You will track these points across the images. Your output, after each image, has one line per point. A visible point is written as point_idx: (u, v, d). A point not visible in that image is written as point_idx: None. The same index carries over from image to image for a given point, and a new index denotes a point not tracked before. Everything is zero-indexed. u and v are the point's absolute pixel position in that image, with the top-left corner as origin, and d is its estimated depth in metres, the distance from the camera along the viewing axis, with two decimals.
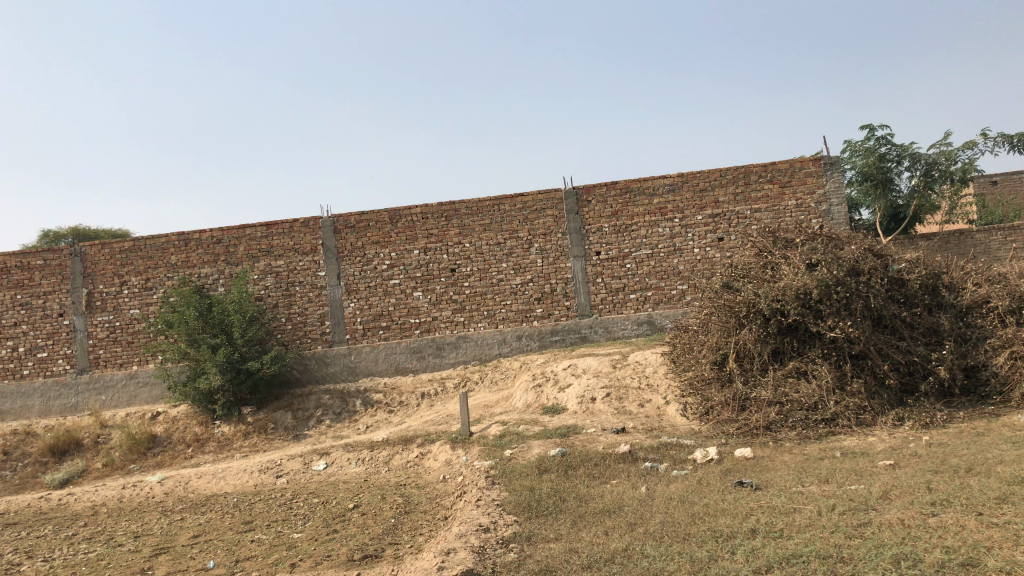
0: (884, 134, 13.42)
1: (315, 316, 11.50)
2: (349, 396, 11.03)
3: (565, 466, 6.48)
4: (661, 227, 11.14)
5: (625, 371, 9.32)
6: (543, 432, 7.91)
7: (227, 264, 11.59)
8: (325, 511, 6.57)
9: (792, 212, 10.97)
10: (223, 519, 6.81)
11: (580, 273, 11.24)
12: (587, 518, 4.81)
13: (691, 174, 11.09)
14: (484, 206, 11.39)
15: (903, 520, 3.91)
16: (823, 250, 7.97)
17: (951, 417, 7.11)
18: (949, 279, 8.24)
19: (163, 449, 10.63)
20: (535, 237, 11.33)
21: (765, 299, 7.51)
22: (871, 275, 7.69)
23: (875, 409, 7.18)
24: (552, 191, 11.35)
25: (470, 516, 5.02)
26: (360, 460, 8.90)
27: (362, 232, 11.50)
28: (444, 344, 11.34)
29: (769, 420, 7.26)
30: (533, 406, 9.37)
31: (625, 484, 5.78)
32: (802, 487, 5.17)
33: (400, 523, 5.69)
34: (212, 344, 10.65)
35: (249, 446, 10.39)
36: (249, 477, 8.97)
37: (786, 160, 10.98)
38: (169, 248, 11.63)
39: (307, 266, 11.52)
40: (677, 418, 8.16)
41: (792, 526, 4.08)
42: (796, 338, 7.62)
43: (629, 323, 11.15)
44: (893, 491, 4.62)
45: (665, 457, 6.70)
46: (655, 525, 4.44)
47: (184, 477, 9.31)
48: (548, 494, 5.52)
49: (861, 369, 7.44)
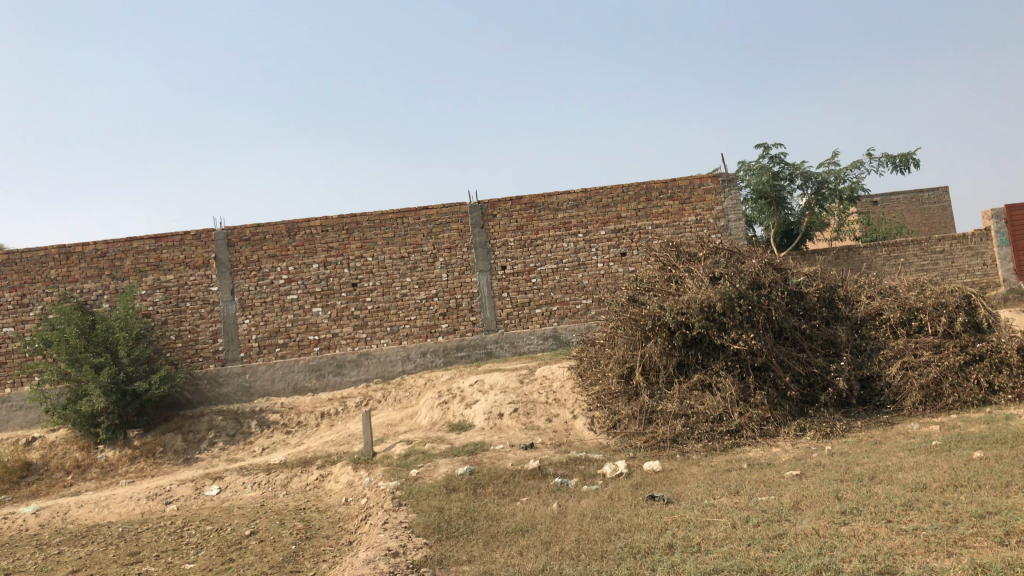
0: (777, 152, 13.82)
1: (208, 333, 10.98)
2: (244, 417, 10.54)
3: (473, 485, 6.30)
4: (566, 242, 11.13)
5: (532, 386, 9.21)
6: (449, 450, 7.71)
7: (112, 279, 10.95)
8: (219, 539, 6.18)
9: (692, 228, 11.14)
10: (106, 552, 6.32)
11: (485, 288, 11.11)
12: (499, 538, 4.63)
13: (594, 189, 11.14)
14: (387, 219, 11.15)
15: (818, 529, 3.90)
16: (725, 263, 8.07)
17: (850, 426, 7.27)
18: (844, 292, 8.48)
19: (38, 477, 9.91)
20: (439, 251, 11.15)
21: (670, 312, 7.53)
22: (771, 288, 7.82)
23: (777, 420, 7.28)
24: (456, 205, 11.21)
25: (376, 540, 4.77)
26: (256, 484, 8.48)
27: (258, 246, 11.06)
28: (345, 362, 11.00)
29: (676, 433, 7.26)
30: (439, 424, 9.15)
31: (536, 502, 5.64)
32: (713, 499, 5.14)
33: (301, 550, 5.38)
34: (94, 364, 10.02)
35: (135, 472, 9.78)
36: (136, 505, 8.42)
37: (686, 177, 11.15)
38: (48, 262, 10.91)
39: (198, 281, 10.99)
40: (585, 432, 8.09)
41: (709, 539, 4.02)
42: (700, 351, 7.65)
43: (535, 338, 11.07)
44: (803, 501, 4.62)
45: (575, 472, 6.60)
46: (570, 543, 4.31)
47: (63, 507, 8.67)
48: (457, 514, 5.32)
49: (764, 380, 7.54)
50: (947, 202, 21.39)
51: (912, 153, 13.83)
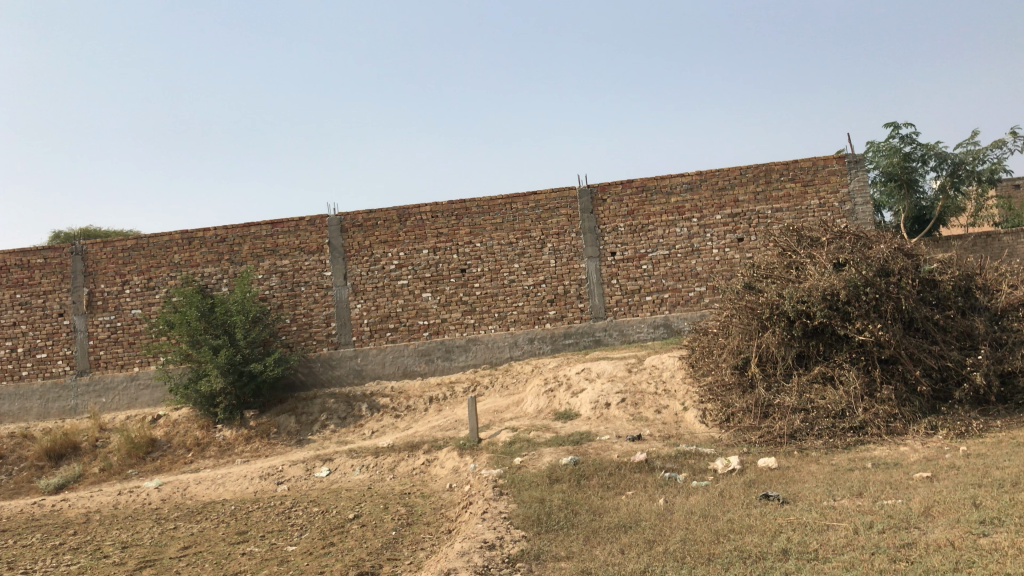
0: (909, 132, 12.97)
1: (321, 317, 11.18)
2: (355, 400, 10.69)
3: (577, 476, 6.12)
4: (678, 227, 10.76)
5: (641, 375, 8.94)
6: (554, 439, 7.54)
7: (231, 263, 11.29)
8: (323, 521, 6.22)
9: (814, 212, 10.56)
10: (217, 529, 6.47)
11: (594, 274, 10.87)
12: (601, 534, 4.43)
13: (710, 172, 10.71)
14: (496, 205, 11.05)
15: (953, 541, 3.52)
16: (851, 249, 7.58)
17: (988, 426, 6.69)
18: (983, 280, 7.82)
19: (162, 454, 10.33)
20: (548, 237, 10.98)
21: (790, 300, 7.13)
22: (901, 276, 7.27)
23: (906, 418, 6.78)
24: (566, 190, 11.00)
25: (473, 531, 4.65)
26: (363, 467, 8.55)
27: (369, 231, 11.17)
28: (454, 347, 11.00)
29: (794, 428, 6.87)
30: (545, 411, 9.00)
31: (642, 496, 5.42)
32: (833, 501, 4.78)
33: (400, 536, 5.33)
34: (214, 345, 10.35)
35: (251, 451, 10.08)
36: (250, 484, 8.64)
37: (808, 158, 10.58)
38: (173, 247, 11.35)
39: (313, 266, 11.20)
40: (696, 425, 7.77)
41: (828, 546, 3.69)
42: (822, 341, 7.21)
43: (645, 326, 10.77)
44: (936, 506, 4.22)
45: (684, 466, 6.33)
46: (674, 543, 4.06)
47: (183, 483, 8.99)
48: (558, 507, 5.15)
49: (891, 375, 7.03)
50: None
51: None
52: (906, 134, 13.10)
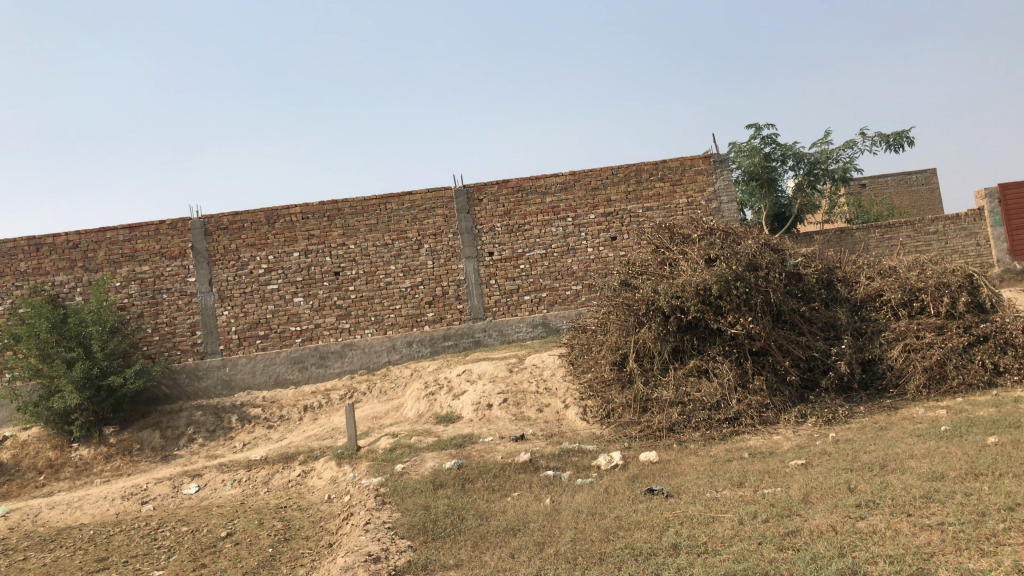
0: (769, 133, 13.53)
1: (185, 326, 10.61)
2: (224, 412, 10.19)
3: (461, 480, 6.00)
4: (554, 226, 10.81)
5: (522, 375, 8.90)
6: (436, 443, 7.38)
7: (85, 271, 10.55)
8: (193, 542, 5.84)
9: (684, 210, 10.83)
10: (73, 558, 5.97)
11: (472, 275, 10.78)
12: (489, 539, 4.32)
13: (583, 172, 10.81)
14: (369, 205, 10.79)
15: (834, 526, 3.59)
16: (721, 244, 7.77)
17: (853, 412, 6.99)
18: (842, 273, 8.19)
19: (9, 478, 9.48)
20: (424, 237, 10.81)
21: (664, 295, 7.22)
22: (769, 270, 7.52)
23: (777, 407, 7.00)
24: (441, 190, 10.85)
25: (355, 543, 4.43)
26: (235, 481, 8.13)
27: (236, 234, 10.68)
28: (329, 353, 10.66)
29: (672, 422, 6.97)
30: (425, 415, 8.83)
31: (528, 497, 5.35)
32: (715, 492, 4.84)
33: (278, 553, 5.05)
34: (66, 358, 9.61)
35: (111, 470, 9.42)
36: (111, 506, 8.07)
37: (677, 158, 10.84)
38: (18, 254, 10.51)
39: (175, 272, 10.61)
40: (578, 422, 7.79)
41: (717, 539, 3.71)
42: (696, 335, 7.35)
43: (524, 325, 10.76)
44: (814, 493, 4.32)
45: (568, 464, 6.30)
46: (565, 545, 3.98)
47: (34, 509, 8.30)
48: (444, 513, 5.00)
49: (762, 366, 7.24)
50: (936, 184, 21.20)
51: (906, 131, 13.60)
52: (766, 135, 13.66)
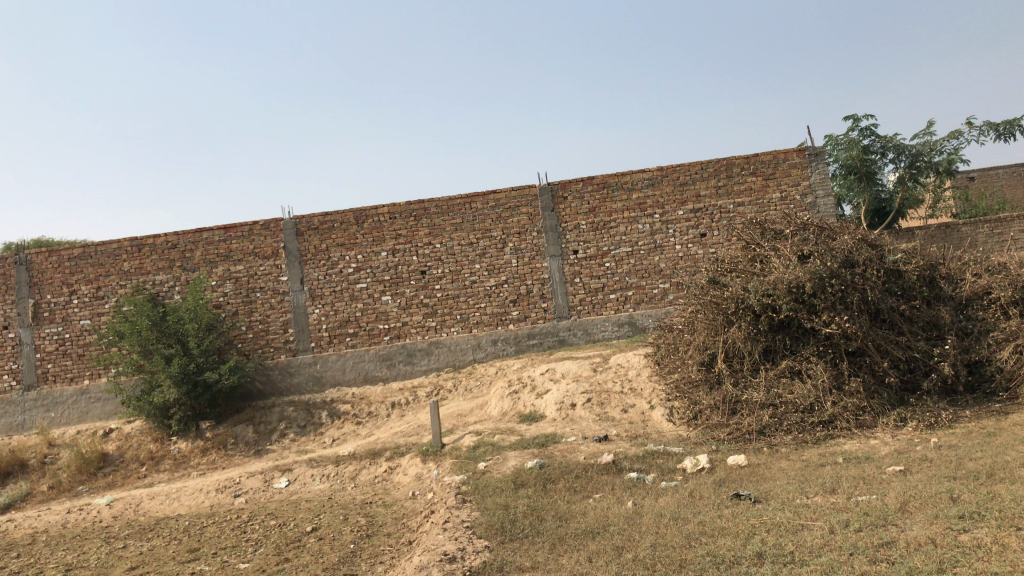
0: (868, 125, 12.98)
1: (278, 324, 10.87)
2: (315, 408, 10.39)
3: (542, 480, 5.92)
4: (640, 223, 10.63)
5: (607, 375, 8.76)
6: (519, 442, 7.33)
7: (183, 270, 10.93)
8: (280, 536, 5.94)
9: (777, 205, 10.48)
10: (167, 547, 6.16)
11: (557, 273, 10.69)
12: (568, 542, 4.23)
13: (671, 168, 10.59)
14: (455, 204, 10.83)
15: (933, 538, 3.36)
16: (815, 240, 7.47)
17: (958, 416, 6.61)
18: (946, 270, 7.76)
19: (114, 469, 9.93)
20: (509, 236, 10.78)
21: (755, 294, 6.99)
22: (866, 267, 7.18)
23: (876, 410, 6.68)
24: (526, 188, 10.80)
25: (433, 542, 4.41)
26: (324, 476, 8.27)
27: (326, 234, 10.87)
28: (416, 351, 10.75)
29: (763, 424, 6.73)
30: (510, 414, 8.80)
31: (610, 500, 5.24)
32: (806, 499, 4.62)
33: (359, 549, 5.09)
34: (165, 354, 9.99)
35: (207, 464, 9.72)
36: (205, 498, 8.32)
37: (769, 151, 10.50)
38: (122, 254, 10.95)
39: (268, 271, 10.88)
40: (664, 423, 7.61)
41: (804, 548, 3.53)
42: (788, 335, 7.09)
43: (610, 324, 10.61)
44: (913, 502, 4.07)
45: (652, 466, 6.15)
46: (644, 550, 3.86)
47: (136, 499, 8.63)
48: (523, 513, 4.94)
49: (859, 367, 6.93)
50: None
51: (1017, 119, 12.85)
52: (865, 126, 13.11)
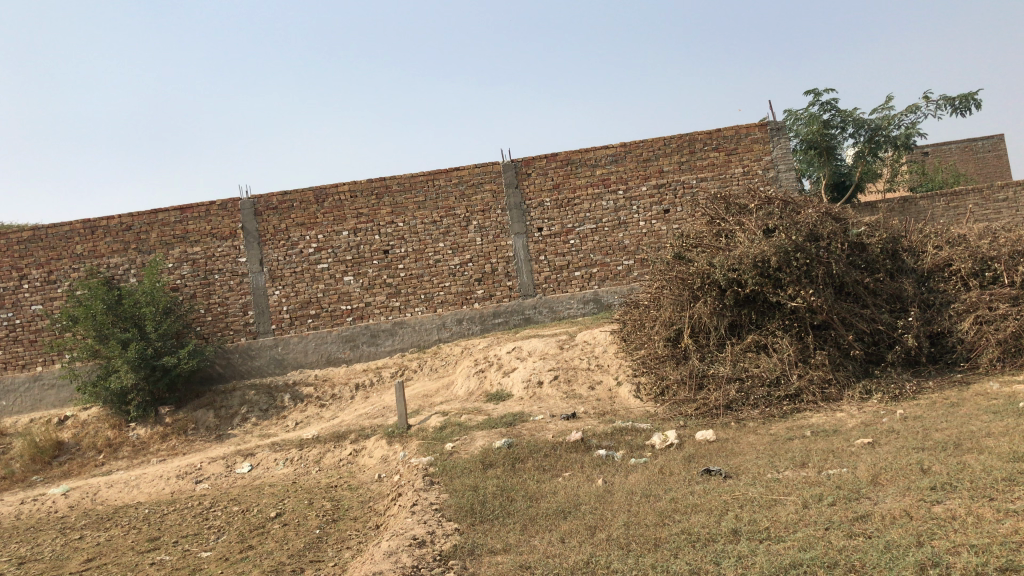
0: (828, 99, 13.02)
1: (238, 306, 10.65)
2: (277, 391, 10.22)
3: (511, 460, 5.85)
4: (605, 200, 10.56)
5: (573, 352, 8.71)
6: (486, 421, 7.26)
7: (138, 253, 10.64)
8: (243, 522, 5.80)
9: (739, 180, 10.47)
10: (126, 537, 5.98)
11: (521, 251, 10.60)
12: (540, 523, 4.16)
13: (634, 143, 10.52)
14: (417, 182, 10.65)
15: (908, 511, 3.34)
16: (780, 214, 7.45)
17: (921, 387, 6.66)
18: (909, 243, 7.80)
19: (70, 457, 9.68)
20: (473, 214, 10.65)
21: (720, 269, 6.95)
22: (831, 240, 7.18)
23: (841, 383, 6.71)
24: (489, 164, 10.66)
25: (402, 526, 4.31)
26: (288, 460, 8.13)
27: (285, 214, 10.65)
28: (379, 332, 10.60)
29: (730, 399, 6.72)
30: (476, 393, 8.72)
31: (580, 478, 5.19)
32: (777, 473, 4.60)
33: (325, 535, 4.98)
34: (121, 339, 9.74)
35: (167, 450, 9.51)
36: (165, 485, 8.13)
37: (732, 126, 10.47)
38: (74, 237, 10.63)
39: (226, 252, 10.64)
40: (631, 400, 7.59)
41: (779, 524, 3.49)
42: (754, 310, 7.09)
43: (575, 302, 10.56)
44: (884, 474, 4.06)
45: (621, 443, 6.11)
46: (618, 529, 3.80)
47: (93, 487, 8.41)
48: (492, 494, 4.86)
49: (824, 340, 6.94)
50: (1004, 149, 20.29)
51: (973, 93, 12.98)
52: (825, 101, 13.15)
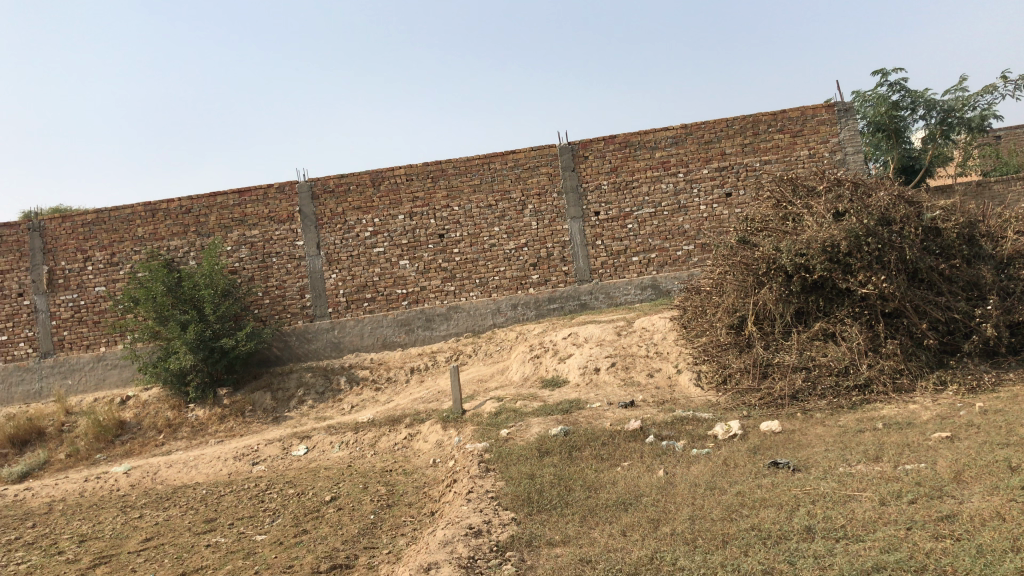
0: (897, 80, 12.54)
1: (295, 289, 10.69)
2: (333, 374, 10.24)
3: (568, 448, 5.71)
4: (664, 183, 10.31)
5: (631, 339, 8.53)
6: (542, 408, 7.14)
7: (197, 235, 10.74)
8: (298, 505, 5.77)
9: (805, 163, 10.13)
10: (183, 517, 6.01)
11: (578, 235, 10.43)
12: (599, 514, 4.02)
13: (696, 125, 10.24)
14: (473, 165, 10.53)
15: (999, 512, 3.12)
16: (850, 197, 7.13)
17: (1000, 380, 6.32)
18: (987, 227, 7.41)
19: (132, 437, 9.83)
20: (529, 197, 10.50)
21: (787, 253, 6.70)
22: (904, 225, 6.80)
23: (913, 373, 6.41)
24: (546, 147, 10.49)
25: (457, 514, 4.21)
26: (343, 443, 8.11)
27: (341, 197, 10.62)
28: (434, 316, 10.54)
29: (795, 389, 6.50)
30: (531, 379, 8.60)
31: (639, 468, 5.02)
32: (849, 467, 4.39)
33: (379, 521, 4.91)
34: (180, 321, 9.84)
35: (225, 431, 9.60)
36: (223, 466, 8.19)
37: (797, 107, 10.12)
38: (135, 219, 10.78)
39: (283, 236, 10.67)
40: (691, 388, 7.39)
41: (857, 522, 3.29)
42: (822, 297, 6.82)
43: (632, 288, 10.35)
44: (968, 471, 3.81)
45: (681, 433, 5.92)
46: (682, 523, 3.64)
47: (154, 466, 8.52)
48: (550, 483, 4.73)
49: (896, 329, 6.64)
50: None
51: None
52: (894, 82, 12.67)
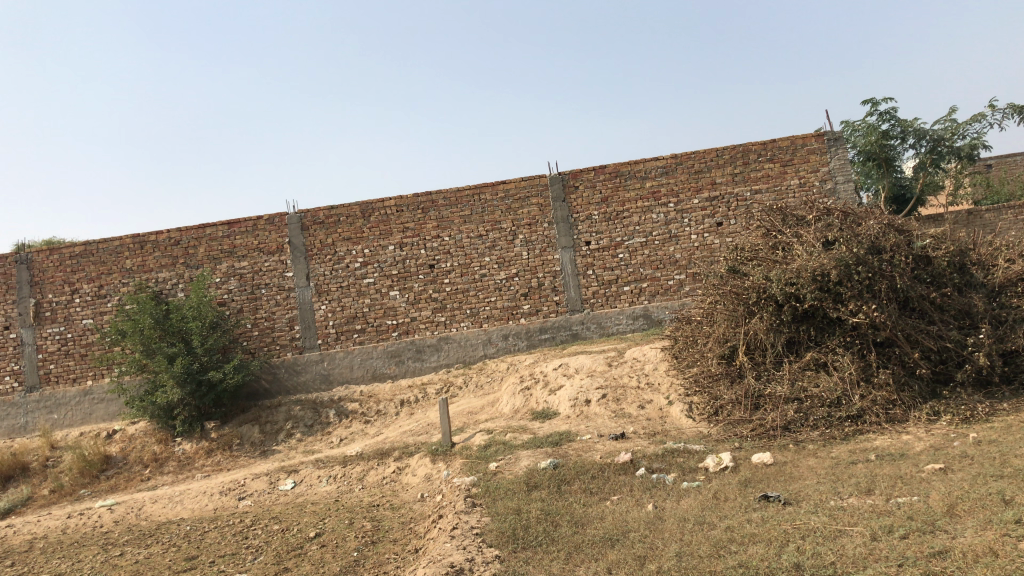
0: (887, 109, 12.59)
1: (284, 321, 10.60)
2: (322, 406, 10.12)
3: (557, 481, 5.62)
4: (655, 213, 10.29)
5: (622, 369, 8.45)
6: (532, 440, 7.04)
7: (186, 267, 10.68)
8: (281, 542, 5.66)
9: (795, 192, 10.12)
10: (164, 555, 5.88)
11: (569, 265, 10.38)
12: (585, 551, 3.93)
13: (686, 155, 10.23)
14: (463, 195, 10.51)
15: (991, 547, 3.04)
16: (840, 226, 7.11)
17: (994, 409, 6.24)
18: (978, 256, 7.37)
19: (117, 471, 9.70)
20: (519, 227, 10.46)
21: (777, 283, 6.66)
22: (894, 253, 6.77)
23: (905, 403, 6.33)
24: (536, 177, 10.48)
25: (440, 552, 4.11)
26: (330, 478, 7.99)
27: (331, 228, 10.58)
28: (425, 347, 10.46)
29: (788, 420, 6.43)
30: (522, 411, 8.50)
31: (628, 502, 4.93)
32: (840, 501, 4.30)
33: (363, 558, 4.80)
34: (168, 354, 9.74)
35: (212, 465, 9.47)
36: (209, 501, 8.05)
37: (787, 137, 10.14)
38: (124, 251, 10.71)
39: (273, 267, 10.61)
40: (682, 419, 7.29)
41: (847, 559, 3.21)
42: (813, 326, 6.76)
43: (624, 317, 10.29)
44: (961, 504, 3.73)
45: (672, 465, 5.83)
46: (669, 561, 3.55)
47: (138, 502, 8.39)
48: (536, 518, 4.63)
49: (888, 358, 6.55)
50: None
51: None
52: (883, 112, 12.71)
